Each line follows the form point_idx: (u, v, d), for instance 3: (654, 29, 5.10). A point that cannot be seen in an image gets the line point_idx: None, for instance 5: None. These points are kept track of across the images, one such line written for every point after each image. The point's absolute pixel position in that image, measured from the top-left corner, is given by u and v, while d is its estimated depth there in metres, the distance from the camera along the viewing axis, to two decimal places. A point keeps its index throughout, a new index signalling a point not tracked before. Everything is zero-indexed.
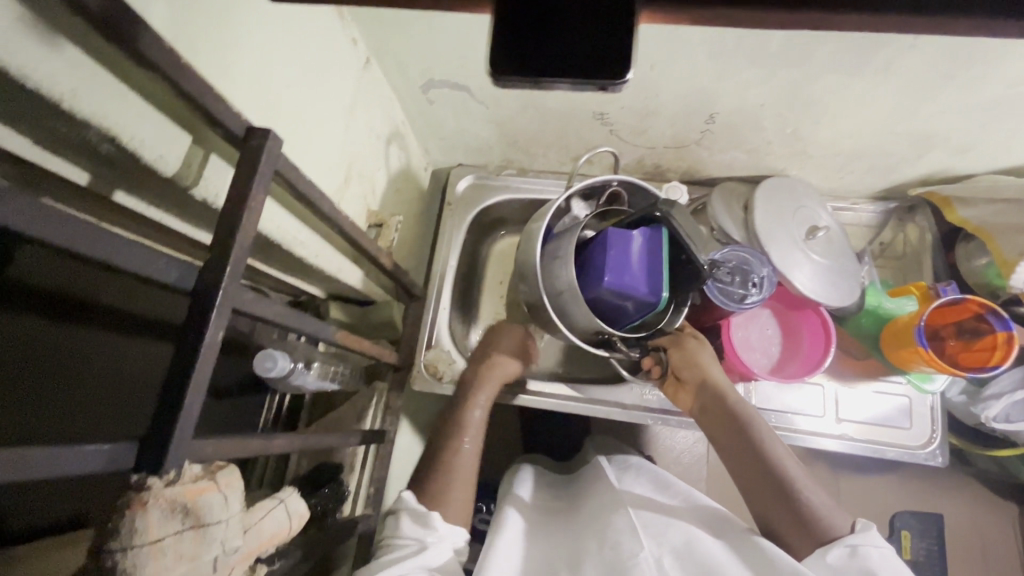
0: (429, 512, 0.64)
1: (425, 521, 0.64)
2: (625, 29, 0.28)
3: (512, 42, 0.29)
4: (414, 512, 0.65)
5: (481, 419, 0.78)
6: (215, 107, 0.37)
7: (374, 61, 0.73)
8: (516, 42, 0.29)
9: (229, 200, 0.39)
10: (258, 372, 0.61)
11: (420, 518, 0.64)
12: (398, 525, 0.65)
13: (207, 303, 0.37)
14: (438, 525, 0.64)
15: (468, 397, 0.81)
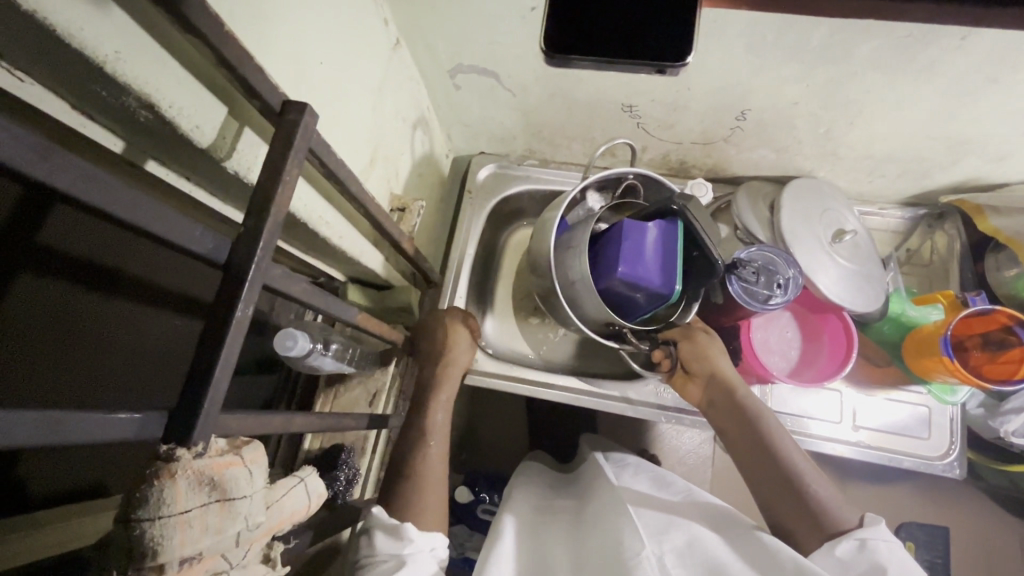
0: (401, 522, 0.61)
1: (400, 533, 0.60)
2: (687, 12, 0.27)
3: (569, 25, 0.28)
4: (386, 527, 0.62)
5: (444, 423, 0.75)
6: (254, 78, 0.36)
7: (404, 43, 0.72)
8: (572, 27, 0.28)
9: (263, 174, 0.39)
10: (277, 350, 0.60)
11: (393, 531, 0.61)
12: (373, 543, 0.61)
13: (240, 277, 0.36)
14: (413, 535, 0.60)
15: (428, 401, 0.77)
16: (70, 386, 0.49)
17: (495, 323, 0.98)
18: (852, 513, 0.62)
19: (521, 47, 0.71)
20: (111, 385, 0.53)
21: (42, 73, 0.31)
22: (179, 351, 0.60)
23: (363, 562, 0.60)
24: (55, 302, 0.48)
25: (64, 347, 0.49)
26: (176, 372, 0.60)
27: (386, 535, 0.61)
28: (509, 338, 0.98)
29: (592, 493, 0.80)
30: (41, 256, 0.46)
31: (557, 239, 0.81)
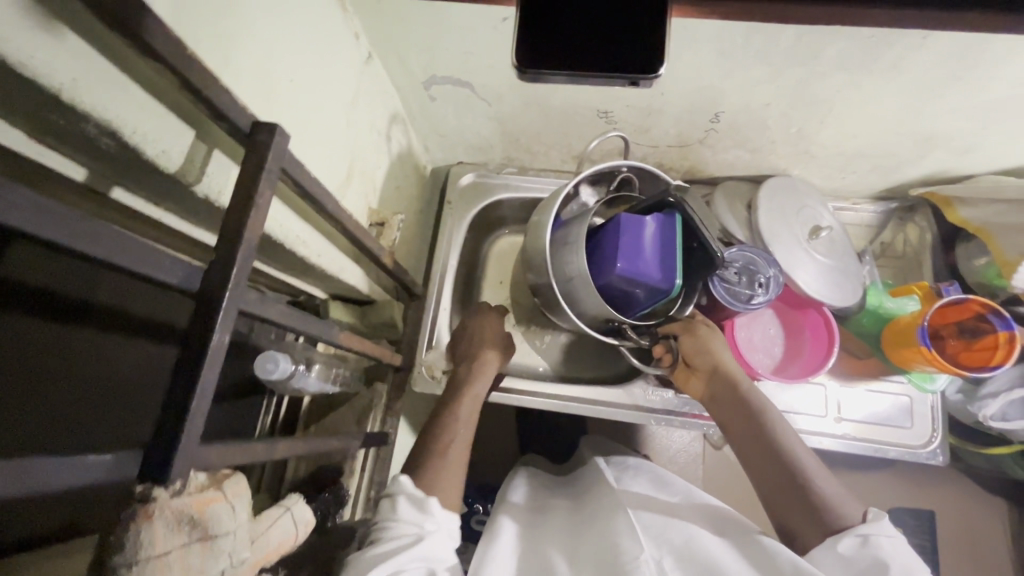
0: (428, 496, 0.59)
1: (424, 508, 0.59)
2: (655, 23, 0.27)
3: (539, 40, 0.28)
4: (411, 497, 0.60)
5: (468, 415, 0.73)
6: (220, 99, 0.35)
7: (376, 56, 0.71)
8: (541, 41, 0.28)
9: (235, 198, 0.38)
10: (258, 374, 0.59)
11: (416, 502, 0.59)
12: (395, 509, 0.59)
13: (212, 306, 0.35)
14: (436, 511, 0.59)
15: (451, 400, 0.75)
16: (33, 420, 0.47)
17: None
18: (854, 507, 0.61)
19: (494, 57, 0.71)
20: (77, 417, 0.51)
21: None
22: (145, 381, 0.57)
23: (382, 524, 0.58)
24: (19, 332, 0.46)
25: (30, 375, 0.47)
26: (146, 402, 0.57)
27: (409, 506, 0.59)
28: None
29: (590, 492, 0.80)
30: (6, 291, 0.45)
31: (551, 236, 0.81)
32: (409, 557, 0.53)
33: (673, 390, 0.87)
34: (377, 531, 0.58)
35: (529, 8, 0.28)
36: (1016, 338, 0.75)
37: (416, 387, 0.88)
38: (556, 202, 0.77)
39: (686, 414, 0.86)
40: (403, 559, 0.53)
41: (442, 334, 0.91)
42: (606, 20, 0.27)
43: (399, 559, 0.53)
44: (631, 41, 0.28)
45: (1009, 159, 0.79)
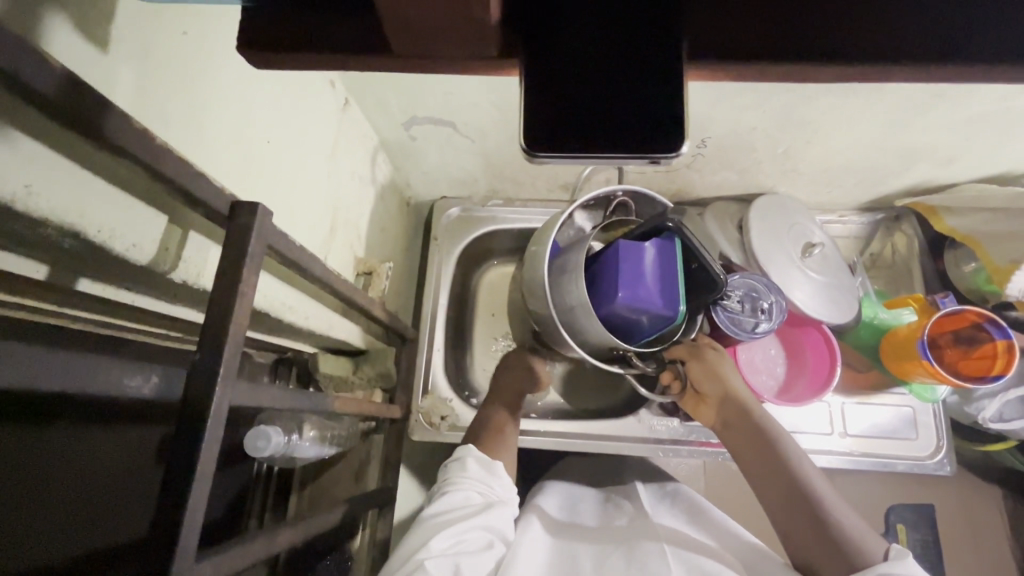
0: (495, 461, 0.72)
1: (491, 470, 0.71)
2: (670, 103, 0.27)
3: (547, 124, 0.28)
4: (479, 459, 0.72)
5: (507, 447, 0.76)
6: (196, 185, 0.32)
7: (353, 101, 0.69)
8: (550, 125, 0.28)
9: (216, 287, 0.35)
10: (249, 451, 0.55)
11: (486, 465, 0.72)
12: (465, 468, 0.71)
13: (200, 412, 0.32)
14: (502, 475, 0.71)
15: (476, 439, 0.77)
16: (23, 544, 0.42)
17: (477, 371, 0.95)
18: (877, 542, 0.57)
19: (477, 96, 0.69)
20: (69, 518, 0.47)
21: None
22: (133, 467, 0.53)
23: (452, 480, 0.70)
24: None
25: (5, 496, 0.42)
26: (143, 482, 0.54)
27: (478, 466, 0.72)
28: None
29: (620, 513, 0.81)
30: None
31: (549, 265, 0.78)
32: (477, 520, 0.63)
33: (677, 418, 0.85)
34: (449, 485, 0.70)
35: (534, 101, 0.29)
36: (1015, 347, 0.75)
37: (415, 435, 0.84)
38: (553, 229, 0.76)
39: (693, 443, 0.84)
40: (473, 521, 0.63)
41: (437, 376, 0.88)
42: (619, 111, 0.28)
43: (470, 520, 0.63)
44: (648, 126, 0.28)
45: (991, 167, 0.80)
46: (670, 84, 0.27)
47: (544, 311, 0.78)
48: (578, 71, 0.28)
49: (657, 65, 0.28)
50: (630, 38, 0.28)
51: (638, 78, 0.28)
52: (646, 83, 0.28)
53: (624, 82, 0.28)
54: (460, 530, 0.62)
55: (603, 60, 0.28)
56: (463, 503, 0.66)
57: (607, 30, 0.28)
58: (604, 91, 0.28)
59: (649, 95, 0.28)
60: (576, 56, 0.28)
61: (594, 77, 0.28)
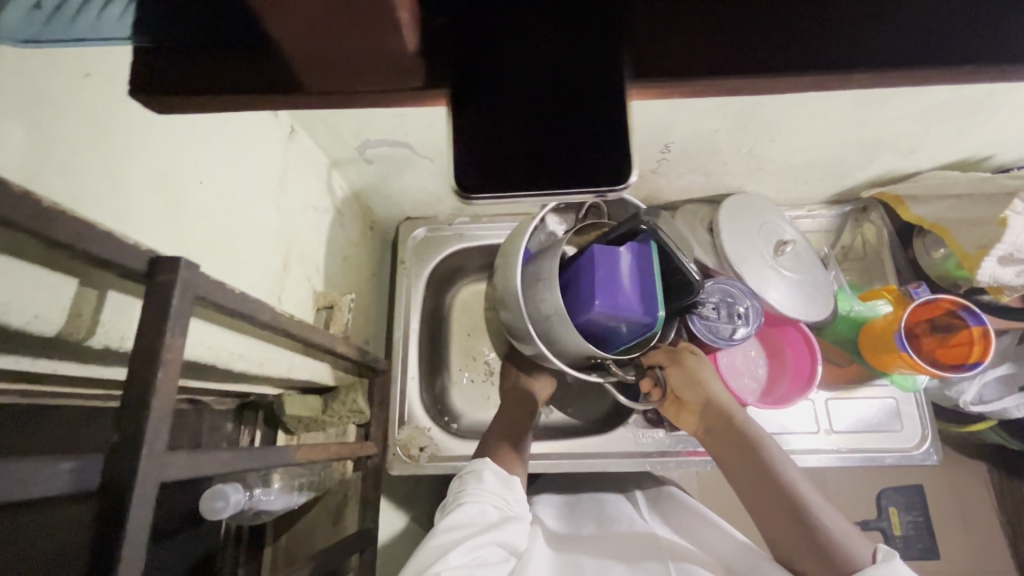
0: (513, 476, 0.69)
1: (507, 485, 0.68)
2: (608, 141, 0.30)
3: (492, 173, 0.30)
4: (496, 473, 0.69)
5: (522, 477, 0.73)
6: (103, 247, 0.29)
7: (301, 129, 0.66)
8: (493, 174, 0.30)
9: (137, 355, 0.31)
10: (206, 515, 0.51)
11: (503, 479, 0.69)
12: (482, 481, 0.67)
13: (120, 502, 0.29)
14: (517, 489, 0.69)
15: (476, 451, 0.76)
16: None
17: (455, 395, 0.91)
18: (864, 545, 0.54)
19: (430, 116, 0.66)
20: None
21: None
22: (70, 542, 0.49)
23: (468, 491, 0.66)
24: None
25: None
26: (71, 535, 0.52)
27: (494, 480, 0.68)
28: (475, 408, 0.90)
29: (620, 523, 0.79)
30: None
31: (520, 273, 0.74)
32: (491, 537, 0.60)
33: (663, 429, 0.83)
34: (460, 496, 0.66)
35: (476, 157, 0.31)
36: (990, 332, 0.75)
37: (394, 470, 0.81)
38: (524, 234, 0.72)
39: (681, 453, 0.82)
40: (492, 537, 0.61)
41: (414, 405, 0.84)
42: (564, 147, 0.30)
43: (485, 537, 0.60)
44: (593, 155, 0.30)
45: (952, 154, 0.80)
46: (611, 117, 0.30)
47: (516, 325, 0.73)
48: (521, 110, 0.30)
49: (597, 101, 0.30)
50: (570, 75, 0.30)
51: (579, 118, 0.30)
52: (586, 130, 0.30)
53: (564, 126, 0.30)
54: (475, 545, 0.59)
55: (547, 99, 0.30)
56: (478, 517, 0.63)
57: (550, 69, 0.30)
58: (548, 127, 0.30)
59: (592, 128, 0.30)
60: (512, 107, 0.30)
61: (538, 116, 0.30)
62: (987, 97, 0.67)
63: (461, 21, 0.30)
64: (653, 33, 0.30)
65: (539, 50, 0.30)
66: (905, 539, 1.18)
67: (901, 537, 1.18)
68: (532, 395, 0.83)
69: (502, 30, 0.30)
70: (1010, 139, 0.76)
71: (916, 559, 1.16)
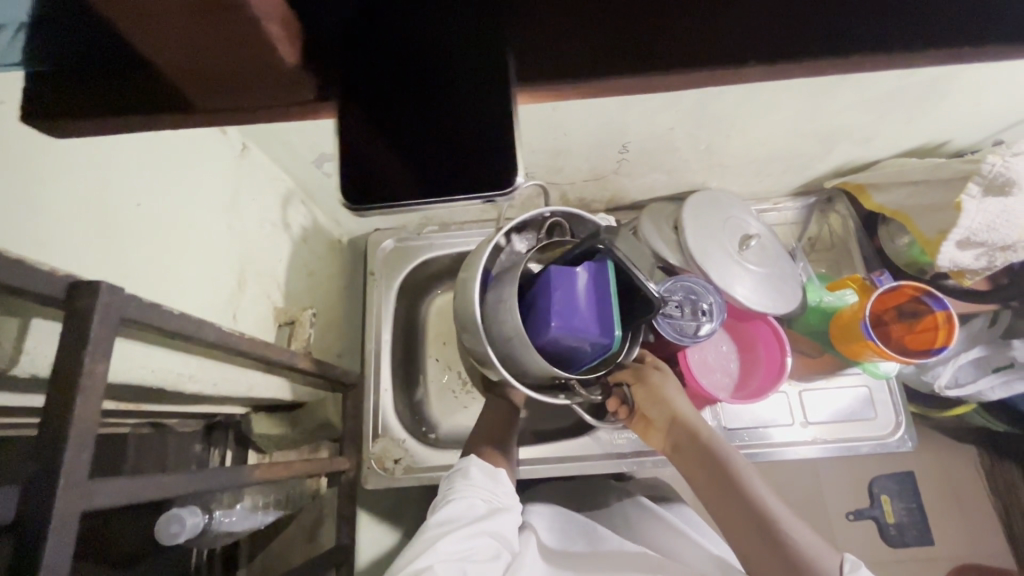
0: (499, 469, 0.68)
1: (495, 477, 0.67)
2: (490, 148, 0.34)
3: (368, 185, 0.34)
4: (483, 467, 0.67)
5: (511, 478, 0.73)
6: (13, 275, 0.29)
7: (253, 146, 0.66)
8: (377, 190, 0.34)
9: (55, 382, 0.31)
10: (162, 540, 0.50)
11: (490, 472, 0.67)
12: (469, 476, 0.66)
13: (37, 535, 0.28)
14: (504, 479, 0.68)
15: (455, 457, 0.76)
16: None
17: (431, 405, 0.91)
18: (832, 556, 0.57)
19: None
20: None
21: None
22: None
23: (454, 488, 0.65)
24: None
25: None
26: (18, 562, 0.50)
27: (482, 474, 0.67)
28: (451, 417, 0.89)
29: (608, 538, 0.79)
30: None
31: (481, 296, 0.74)
32: (484, 528, 0.61)
33: None
34: (441, 498, 0.65)
35: (353, 177, 0.34)
36: (954, 316, 0.75)
37: (369, 484, 0.80)
38: (484, 255, 0.73)
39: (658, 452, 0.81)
40: (483, 529, 0.61)
41: (388, 417, 0.84)
42: (451, 148, 0.34)
43: (477, 527, 0.61)
44: (479, 158, 0.33)
45: (908, 140, 0.81)
46: (498, 120, 0.34)
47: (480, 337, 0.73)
48: (415, 116, 0.34)
49: (482, 113, 0.34)
50: (456, 90, 0.34)
51: (464, 129, 0.34)
52: (470, 141, 0.34)
53: (449, 140, 0.34)
54: (467, 540, 0.60)
55: (442, 104, 0.34)
56: (466, 512, 0.62)
57: (433, 89, 0.34)
58: (438, 132, 0.34)
59: (480, 132, 0.34)
60: (404, 130, 0.34)
61: (429, 120, 0.34)
62: (934, 84, 0.68)
63: (351, 62, 0.34)
64: (547, 43, 0.34)
65: (425, 74, 0.34)
66: (898, 526, 1.18)
67: (895, 525, 1.18)
68: (512, 396, 0.80)
69: (386, 63, 0.34)
70: (963, 123, 0.77)
71: (910, 545, 1.16)
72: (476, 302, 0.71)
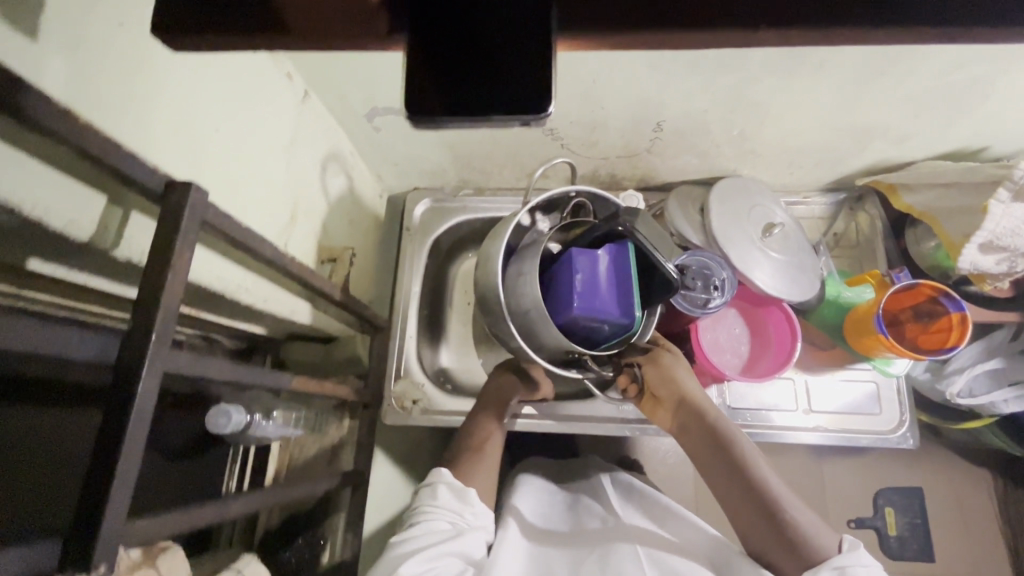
0: (467, 488, 0.71)
1: (464, 498, 0.71)
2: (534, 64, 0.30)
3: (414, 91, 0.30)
4: (451, 486, 0.72)
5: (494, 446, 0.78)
6: (129, 166, 0.35)
7: (313, 93, 0.71)
8: (425, 95, 0.30)
9: (151, 260, 0.37)
10: (211, 429, 0.59)
11: (457, 492, 0.71)
12: (437, 496, 0.71)
13: (131, 378, 0.35)
14: (475, 500, 0.71)
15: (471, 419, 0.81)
16: None
17: (452, 358, 0.96)
18: (831, 536, 0.61)
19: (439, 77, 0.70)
20: (11, 505, 0.48)
21: None
22: (76, 446, 0.54)
23: (424, 509, 0.70)
24: None
25: None
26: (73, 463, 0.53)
27: (450, 494, 0.71)
28: (469, 371, 0.95)
29: (590, 518, 0.81)
30: None
31: (503, 270, 0.79)
32: (446, 550, 0.64)
33: None
34: (420, 513, 0.69)
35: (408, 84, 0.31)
36: (969, 319, 0.76)
37: (387, 420, 0.85)
38: (507, 232, 0.77)
39: None
40: (442, 549, 0.64)
41: (410, 359, 0.88)
42: (492, 64, 0.30)
43: (439, 548, 0.64)
44: (518, 76, 0.30)
45: (945, 143, 0.81)
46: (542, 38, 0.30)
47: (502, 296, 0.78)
48: (459, 30, 0.31)
49: (528, 28, 0.30)
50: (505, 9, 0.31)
51: (508, 46, 0.30)
52: (513, 60, 0.30)
53: (490, 54, 0.30)
54: (435, 554, 0.64)
55: (490, 20, 0.31)
56: (435, 533, 0.66)
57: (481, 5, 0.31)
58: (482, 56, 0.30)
59: (524, 48, 0.30)
60: (446, 42, 0.31)
61: (473, 35, 0.31)
62: (976, 85, 0.69)
63: None
64: None
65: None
66: (900, 539, 1.18)
67: (896, 538, 1.18)
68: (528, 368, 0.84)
69: None
70: (1004, 129, 0.77)
71: (910, 560, 1.17)
72: (499, 274, 0.77)
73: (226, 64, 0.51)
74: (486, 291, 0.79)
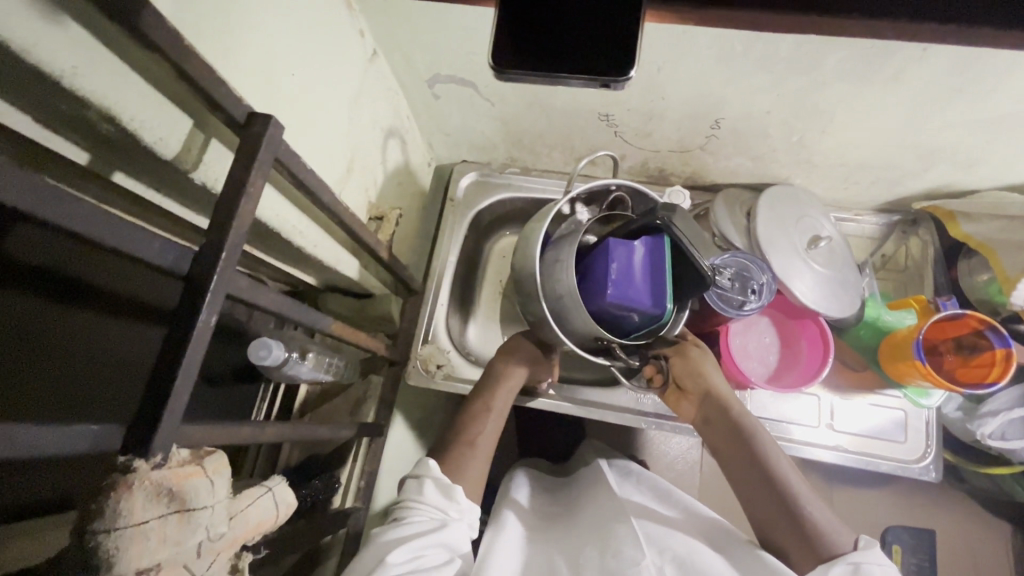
0: (453, 485, 0.67)
1: (449, 496, 0.66)
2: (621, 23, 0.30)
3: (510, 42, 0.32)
4: (438, 482, 0.68)
5: (488, 436, 0.76)
6: (219, 92, 0.37)
7: (381, 53, 0.73)
8: (516, 51, 0.32)
9: (228, 184, 0.40)
10: (252, 360, 0.61)
11: (443, 489, 0.67)
12: (422, 492, 0.67)
13: (201, 288, 0.37)
14: (461, 499, 0.67)
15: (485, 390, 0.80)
16: (66, 387, 0.51)
17: (478, 331, 0.98)
18: (847, 534, 0.61)
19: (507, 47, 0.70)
20: (81, 400, 0.52)
21: (24, 101, 0.32)
22: (145, 358, 0.59)
23: (408, 504, 0.67)
24: (56, 319, 0.51)
25: (48, 365, 0.50)
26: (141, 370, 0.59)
27: (435, 490, 0.67)
28: (494, 346, 0.97)
29: (586, 501, 0.81)
30: (60, 284, 0.50)
31: (540, 255, 0.80)
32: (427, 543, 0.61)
33: None
34: (404, 508, 0.66)
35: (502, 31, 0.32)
36: (1014, 355, 0.74)
37: (411, 380, 0.87)
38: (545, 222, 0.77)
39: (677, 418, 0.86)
40: (423, 544, 0.61)
41: (439, 326, 0.91)
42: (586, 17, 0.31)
43: (423, 542, 0.61)
44: (603, 39, 0.31)
45: (1014, 174, 0.78)
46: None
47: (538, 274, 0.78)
48: None
49: None
50: None
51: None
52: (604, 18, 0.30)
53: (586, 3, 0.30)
54: (421, 545, 0.61)
55: None
56: (413, 531, 0.63)
57: None
58: (560, 33, 0.31)
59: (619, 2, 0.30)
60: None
61: None
62: None
63: None
64: None
65: None
66: None
67: None
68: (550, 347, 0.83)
69: None
70: None
71: None
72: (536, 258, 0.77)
73: (308, 12, 0.53)
74: (523, 269, 0.80)
